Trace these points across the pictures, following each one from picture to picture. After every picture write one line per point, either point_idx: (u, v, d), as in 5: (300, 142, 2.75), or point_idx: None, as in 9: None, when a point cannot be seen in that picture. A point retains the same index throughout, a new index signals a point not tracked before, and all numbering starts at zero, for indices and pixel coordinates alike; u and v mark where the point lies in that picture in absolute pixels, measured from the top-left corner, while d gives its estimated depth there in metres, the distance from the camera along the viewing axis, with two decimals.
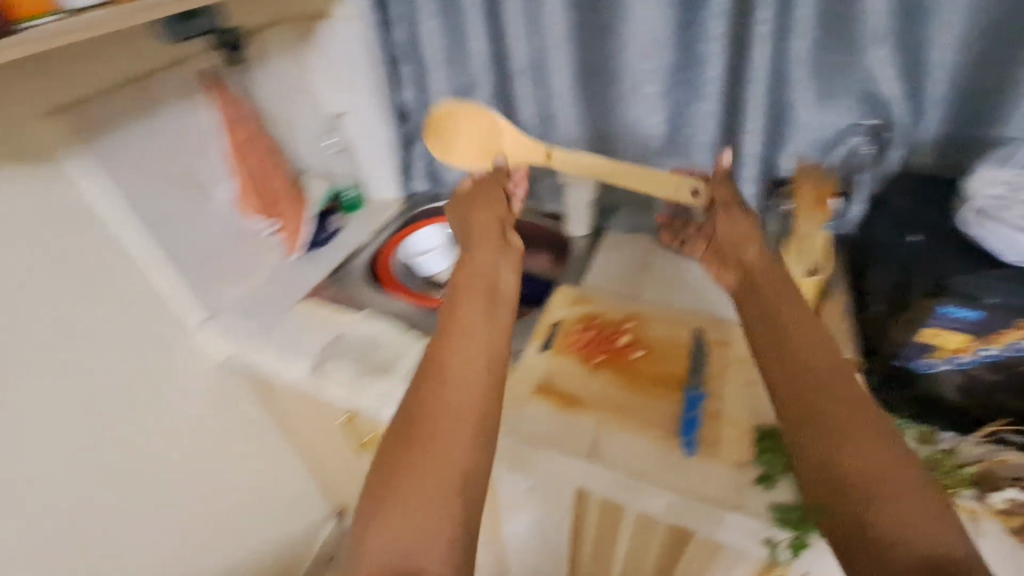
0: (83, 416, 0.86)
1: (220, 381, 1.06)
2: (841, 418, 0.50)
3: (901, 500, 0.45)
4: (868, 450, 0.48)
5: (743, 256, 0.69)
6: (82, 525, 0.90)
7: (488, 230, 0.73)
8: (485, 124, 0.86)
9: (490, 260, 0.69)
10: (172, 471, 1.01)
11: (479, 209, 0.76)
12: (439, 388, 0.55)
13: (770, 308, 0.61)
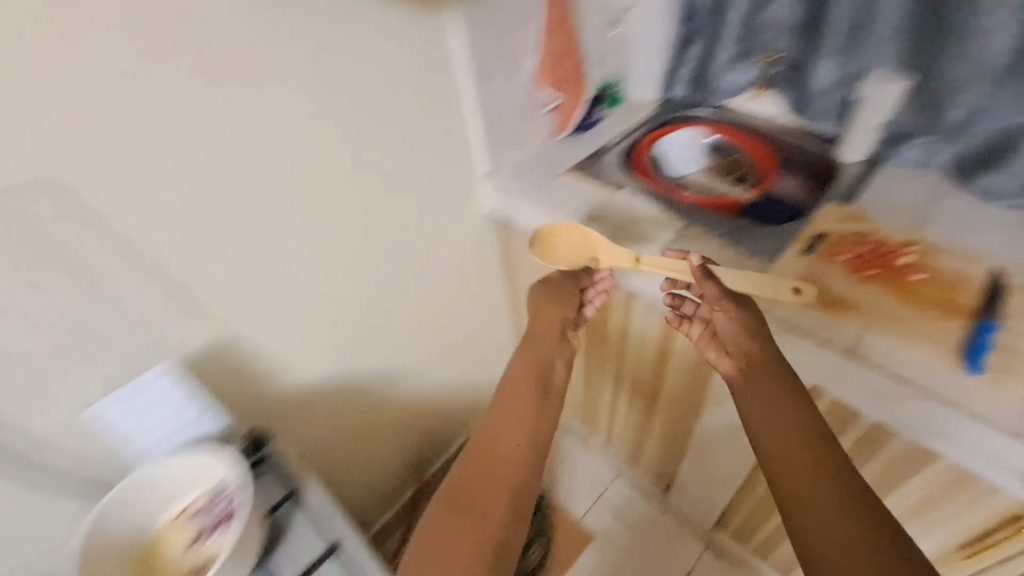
0: (406, 241, 1.03)
1: (484, 235, 1.21)
2: (797, 484, 0.67)
3: (833, 540, 0.61)
4: (821, 508, 0.64)
5: (741, 344, 0.76)
6: (386, 335, 1.09)
7: (550, 323, 0.88)
8: (585, 236, 0.89)
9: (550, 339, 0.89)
10: (438, 306, 1.19)
11: (549, 304, 0.89)
12: (476, 471, 0.80)
13: (756, 404, 0.73)
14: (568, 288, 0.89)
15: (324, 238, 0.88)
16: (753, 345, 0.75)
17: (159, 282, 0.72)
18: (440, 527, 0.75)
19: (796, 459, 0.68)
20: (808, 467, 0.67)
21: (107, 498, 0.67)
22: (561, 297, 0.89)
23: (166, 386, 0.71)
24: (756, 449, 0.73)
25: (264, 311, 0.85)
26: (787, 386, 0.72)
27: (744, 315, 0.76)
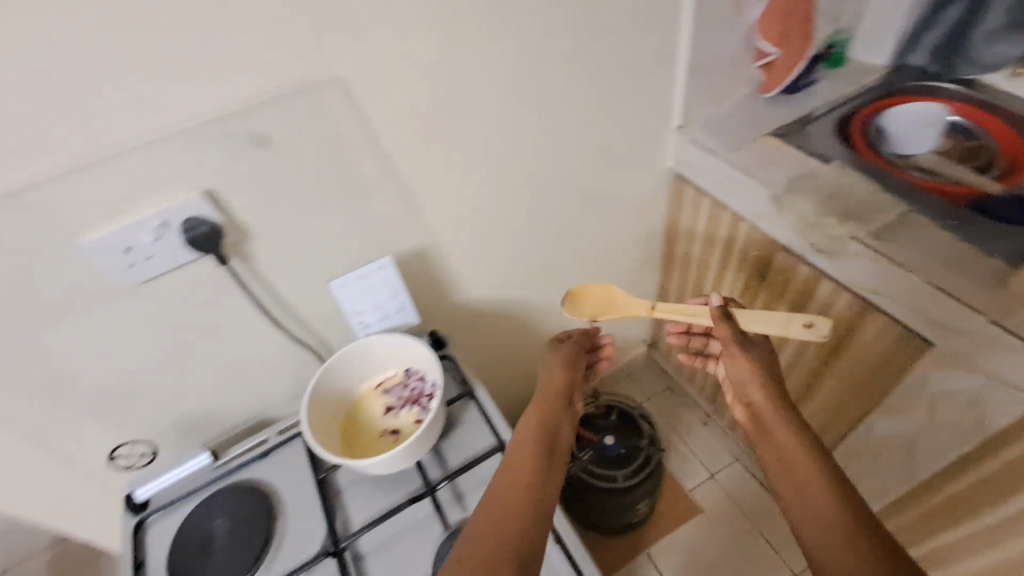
0: (586, 181, 1.05)
1: (655, 188, 1.18)
2: (834, 529, 0.54)
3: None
4: (844, 527, 0.55)
5: (754, 396, 0.71)
6: (545, 269, 1.13)
7: (548, 370, 0.75)
8: (613, 296, 0.83)
9: (556, 371, 0.74)
10: (596, 251, 1.20)
11: (546, 363, 0.76)
12: (494, 500, 0.58)
13: (780, 445, 0.64)
14: (563, 348, 0.78)
15: (520, 166, 0.92)
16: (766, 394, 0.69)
17: (394, 185, 0.79)
18: (486, 509, 0.57)
19: (810, 485, 0.59)
20: (827, 495, 0.57)
21: (335, 357, 0.80)
22: (560, 358, 0.76)
23: (384, 278, 0.81)
24: (777, 492, 0.62)
25: (457, 226, 0.91)
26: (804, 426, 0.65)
27: (746, 357, 0.72)
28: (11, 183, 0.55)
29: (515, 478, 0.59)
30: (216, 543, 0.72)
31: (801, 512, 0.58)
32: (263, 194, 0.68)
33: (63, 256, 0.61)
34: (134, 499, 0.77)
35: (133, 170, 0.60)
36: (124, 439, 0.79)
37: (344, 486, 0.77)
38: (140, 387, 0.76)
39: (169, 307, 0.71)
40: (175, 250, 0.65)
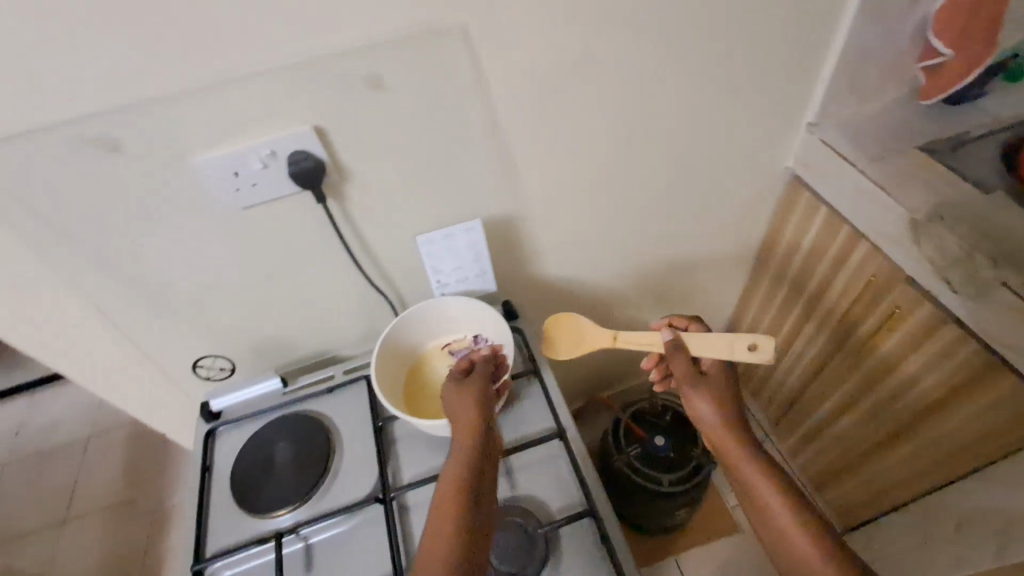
0: (693, 172, 0.97)
1: (766, 190, 1.08)
2: (790, 543, 0.59)
3: None
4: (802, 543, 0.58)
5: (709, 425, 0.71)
6: (628, 257, 1.07)
7: (459, 402, 0.68)
8: (580, 326, 0.78)
9: (467, 402, 0.67)
10: (686, 246, 1.12)
11: (452, 395, 0.69)
12: (437, 519, 0.57)
13: (736, 465, 0.66)
14: (469, 383, 0.70)
15: (625, 144, 0.86)
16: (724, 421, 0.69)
17: (496, 147, 0.76)
18: (432, 532, 0.56)
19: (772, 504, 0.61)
20: (792, 516, 0.60)
21: (411, 310, 0.80)
22: (469, 389, 0.69)
23: (470, 240, 0.81)
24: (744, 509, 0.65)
25: (548, 197, 0.88)
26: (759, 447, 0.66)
27: (700, 390, 0.70)
28: (142, 93, 0.56)
29: (452, 490, 0.58)
30: (276, 464, 0.75)
31: (769, 530, 0.61)
32: (369, 138, 0.67)
33: (177, 172, 0.63)
34: (210, 407, 0.82)
35: (251, 95, 0.60)
36: (210, 352, 0.85)
37: (398, 437, 0.78)
38: (227, 306, 0.80)
39: (264, 235, 0.72)
40: (279, 181, 0.66)
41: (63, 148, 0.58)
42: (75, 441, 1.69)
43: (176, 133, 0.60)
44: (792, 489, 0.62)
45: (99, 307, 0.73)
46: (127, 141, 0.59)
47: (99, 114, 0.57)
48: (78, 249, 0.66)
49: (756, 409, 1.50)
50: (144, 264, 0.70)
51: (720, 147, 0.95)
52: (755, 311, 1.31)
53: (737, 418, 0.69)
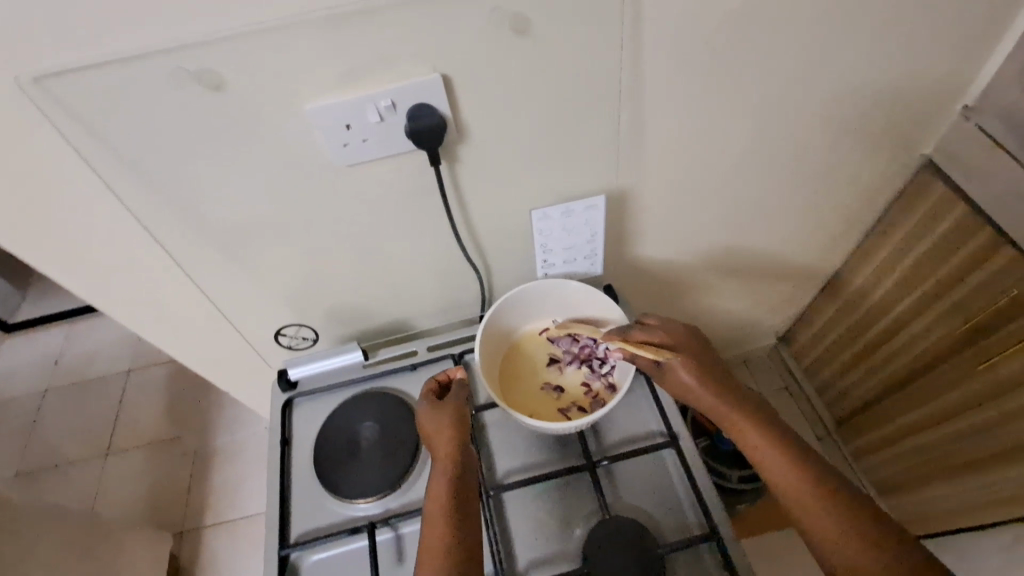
0: (825, 151, 0.86)
1: (892, 176, 0.97)
2: (789, 479, 0.55)
3: (836, 519, 0.51)
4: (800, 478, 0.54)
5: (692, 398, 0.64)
6: (729, 238, 0.97)
7: (432, 420, 0.65)
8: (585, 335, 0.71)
9: (443, 422, 0.64)
10: (791, 232, 1.02)
11: (425, 416, 0.66)
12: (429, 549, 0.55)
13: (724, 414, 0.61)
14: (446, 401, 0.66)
15: (765, 119, 0.75)
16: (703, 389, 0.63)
17: (631, 110, 0.65)
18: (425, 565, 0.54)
19: (765, 453, 0.57)
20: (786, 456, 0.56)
21: (513, 293, 0.74)
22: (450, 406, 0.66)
23: (589, 219, 0.73)
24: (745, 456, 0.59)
25: (668, 175, 0.78)
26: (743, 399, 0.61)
27: (675, 366, 0.64)
28: (261, 23, 0.47)
29: (437, 520, 0.56)
30: (362, 446, 0.71)
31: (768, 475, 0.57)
32: (501, 95, 0.57)
33: (281, 121, 0.54)
34: (287, 375, 0.77)
35: (381, 34, 0.50)
36: (292, 323, 0.78)
37: (490, 427, 0.73)
38: (314, 273, 0.72)
39: (366, 198, 0.64)
40: (394, 138, 0.57)
41: (161, 83, 0.49)
42: (116, 375, 1.66)
43: (291, 74, 0.51)
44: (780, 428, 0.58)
45: (180, 265, 0.66)
46: (233, 80, 0.50)
47: (206, 44, 0.47)
48: (164, 200, 0.58)
49: (819, 405, 1.41)
50: (233, 222, 0.62)
51: (861, 129, 0.84)
52: (841, 306, 1.23)
53: (718, 377, 0.63)
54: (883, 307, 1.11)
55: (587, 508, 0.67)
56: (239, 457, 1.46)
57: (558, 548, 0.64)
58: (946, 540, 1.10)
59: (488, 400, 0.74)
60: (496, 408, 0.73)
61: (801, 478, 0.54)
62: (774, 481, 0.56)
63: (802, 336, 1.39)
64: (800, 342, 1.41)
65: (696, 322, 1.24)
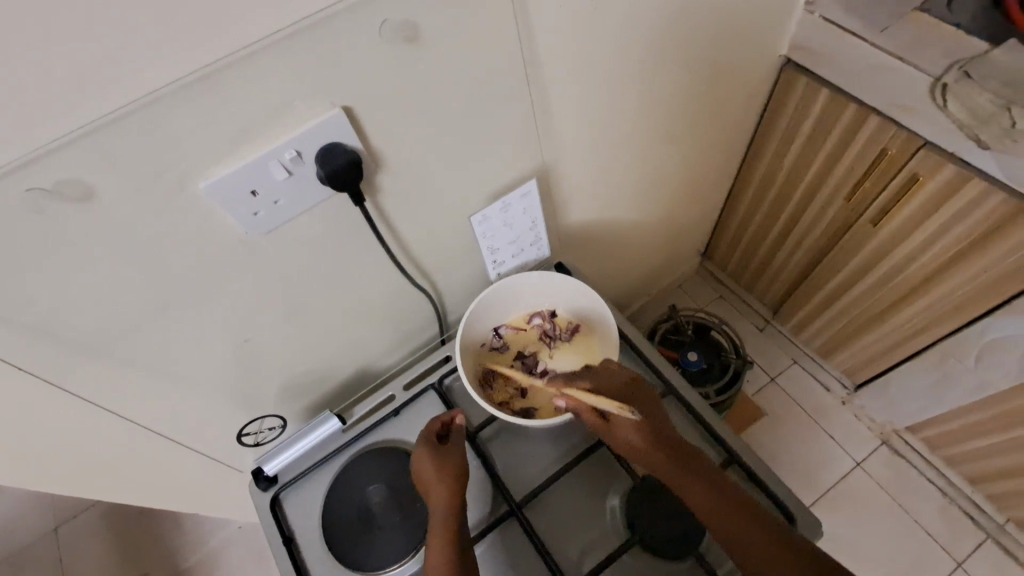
0: (707, 76, 0.89)
1: (763, 81, 1.04)
2: (717, 501, 0.55)
3: (762, 545, 0.52)
4: (723, 500, 0.55)
5: (626, 434, 0.58)
6: (642, 178, 1.00)
7: (434, 471, 0.61)
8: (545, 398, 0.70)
9: (446, 476, 0.61)
10: (690, 156, 1.07)
11: (427, 465, 0.62)
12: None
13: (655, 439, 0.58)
14: (451, 452, 0.63)
15: (651, 63, 0.76)
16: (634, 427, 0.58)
17: (534, 88, 0.63)
18: None
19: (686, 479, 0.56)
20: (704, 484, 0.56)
21: (476, 301, 0.72)
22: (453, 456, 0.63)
23: (525, 206, 0.73)
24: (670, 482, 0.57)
25: (579, 137, 0.77)
26: (657, 425, 0.59)
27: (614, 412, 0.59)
28: (120, 109, 0.39)
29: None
30: (375, 512, 0.66)
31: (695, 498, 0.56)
32: (405, 114, 0.53)
33: (177, 210, 0.46)
34: (264, 472, 0.69)
35: (263, 83, 0.43)
36: (252, 415, 0.70)
37: (495, 442, 0.70)
38: (257, 358, 0.64)
39: (296, 260, 0.57)
40: (308, 188, 0.51)
41: (15, 213, 0.40)
42: (40, 537, 1.41)
43: (172, 157, 0.43)
44: (688, 451, 0.58)
45: (102, 403, 0.56)
46: (103, 181, 0.41)
47: (57, 149, 0.38)
48: (59, 341, 0.48)
49: (751, 301, 1.54)
50: (154, 337, 0.53)
51: (732, 47, 0.87)
52: (747, 208, 1.33)
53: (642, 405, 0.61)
54: (784, 198, 1.21)
55: (615, 479, 0.66)
56: (226, 563, 1.31)
57: (603, 529, 0.64)
58: (888, 377, 1.25)
59: (485, 417, 0.72)
60: (495, 422, 0.71)
61: (723, 506, 0.54)
62: (701, 504, 0.55)
63: (721, 246, 1.49)
64: (720, 252, 1.52)
65: (630, 266, 1.28)
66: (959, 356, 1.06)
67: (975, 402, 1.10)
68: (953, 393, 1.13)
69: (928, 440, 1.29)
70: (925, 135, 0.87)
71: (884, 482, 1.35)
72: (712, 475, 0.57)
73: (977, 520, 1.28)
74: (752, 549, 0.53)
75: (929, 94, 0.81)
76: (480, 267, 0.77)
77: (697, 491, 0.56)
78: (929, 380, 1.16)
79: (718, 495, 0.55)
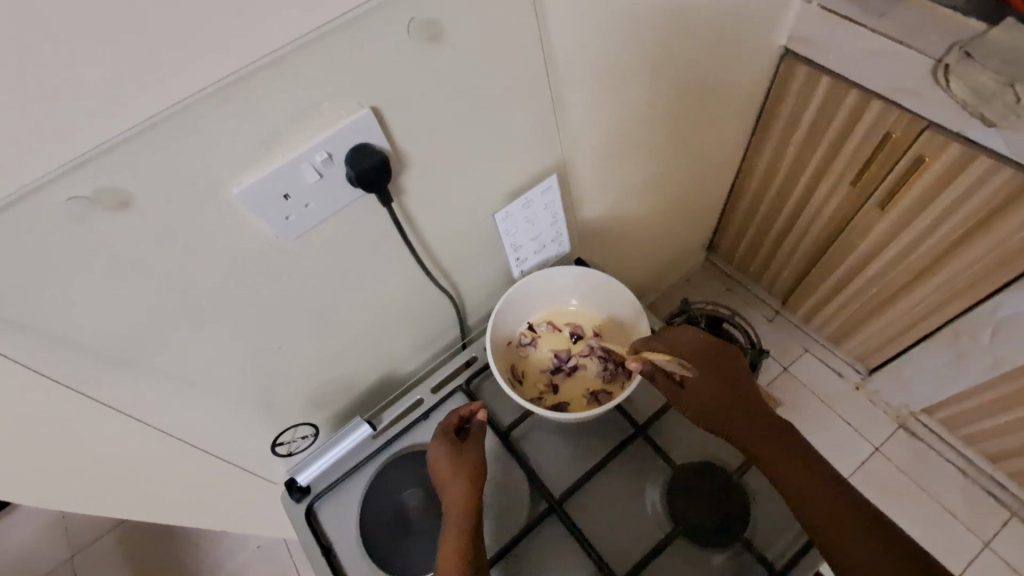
0: (712, 69, 0.90)
1: (763, 72, 1.05)
2: (786, 464, 0.58)
3: (825, 506, 0.55)
4: (793, 461, 0.58)
5: (697, 398, 0.62)
6: (652, 173, 1.01)
7: (450, 467, 0.61)
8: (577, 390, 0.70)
9: (463, 474, 0.61)
10: (695, 150, 1.08)
11: (444, 461, 0.62)
12: None
13: (727, 403, 0.62)
14: (468, 449, 0.63)
15: (657, 58, 0.76)
16: (709, 393, 0.62)
17: (551, 85, 0.63)
18: None
19: (757, 444, 0.60)
20: (779, 447, 0.59)
21: (505, 296, 0.73)
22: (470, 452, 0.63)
23: (546, 202, 0.73)
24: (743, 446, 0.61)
25: (593, 134, 0.77)
26: (727, 390, 0.63)
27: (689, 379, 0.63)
28: (165, 110, 0.39)
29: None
30: (412, 516, 0.66)
31: (769, 460, 0.59)
32: (427, 112, 0.53)
33: (215, 216, 0.46)
34: (297, 483, 0.68)
35: (296, 83, 0.43)
36: (282, 425, 0.70)
37: (528, 440, 0.70)
38: (285, 366, 0.64)
39: (324, 265, 0.58)
40: (339, 190, 0.52)
41: (56, 223, 0.39)
42: (54, 568, 1.37)
43: (207, 161, 0.43)
44: (765, 417, 0.61)
45: (142, 415, 0.56)
46: (140, 189, 0.41)
47: (98, 156, 0.38)
48: (92, 356, 0.48)
49: (760, 292, 1.55)
50: (186, 348, 0.53)
51: (734, 40, 0.88)
52: (751, 199, 1.33)
53: (717, 369, 0.64)
54: (788, 186, 1.22)
55: (652, 470, 0.66)
56: None
57: (644, 520, 0.63)
58: (901, 360, 1.26)
59: (516, 417, 0.71)
60: (526, 420, 0.71)
61: (794, 465, 0.58)
62: (772, 466, 0.59)
63: (727, 239, 1.50)
64: (726, 245, 1.53)
65: (640, 263, 1.29)
66: (972, 333, 1.06)
67: (991, 379, 1.10)
68: (967, 372, 1.13)
69: (944, 420, 1.29)
70: (928, 116, 0.88)
71: (904, 465, 1.36)
72: (785, 438, 0.60)
73: (999, 498, 1.29)
74: (815, 512, 0.55)
75: (931, 75, 0.82)
76: (504, 265, 0.78)
77: (769, 452, 0.59)
78: (942, 360, 1.16)
79: (787, 456, 0.58)
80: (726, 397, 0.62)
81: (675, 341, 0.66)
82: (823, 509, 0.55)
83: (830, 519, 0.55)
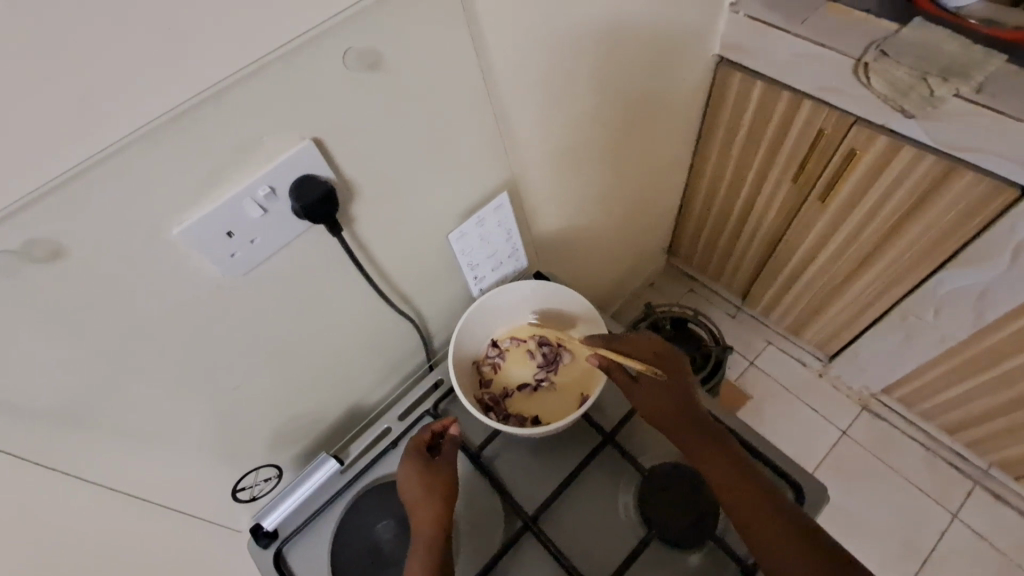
0: (652, 80, 0.93)
1: (701, 80, 1.10)
2: (727, 475, 0.56)
3: (764, 520, 0.52)
4: (732, 471, 0.56)
5: (645, 396, 0.62)
6: (604, 182, 1.04)
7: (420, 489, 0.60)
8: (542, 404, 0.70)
9: (434, 493, 0.60)
10: (643, 158, 1.12)
11: (414, 481, 0.61)
12: None
13: (670, 407, 0.61)
14: (440, 466, 0.62)
15: (596, 73, 0.79)
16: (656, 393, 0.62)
17: (493, 105, 0.64)
18: None
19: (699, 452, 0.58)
20: (719, 453, 0.57)
21: (466, 316, 0.73)
22: (441, 475, 0.61)
23: (500, 219, 0.74)
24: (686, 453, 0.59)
25: (541, 150, 0.79)
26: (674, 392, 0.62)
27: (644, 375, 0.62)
28: (96, 155, 0.38)
29: None
30: (386, 550, 0.64)
31: (709, 466, 0.57)
32: (371, 140, 0.53)
33: (155, 260, 0.45)
34: (263, 528, 0.66)
35: (233, 121, 0.43)
36: (243, 468, 0.68)
37: (499, 460, 0.69)
38: (243, 409, 0.62)
39: (275, 302, 0.56)
40: (285, 223, 0.51)
41: None
42: None
43: (143, 205, 0.42)
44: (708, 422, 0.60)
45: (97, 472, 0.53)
46: (73, 237, 0.40)
47: (26, 206, 0.37)
48: (34, 415, 0.45)
49: (720, 290, 1.60)
50: (135, 398, 0.51)
51: (670, 50, 0.92)
52: (702, 202, 1.38)
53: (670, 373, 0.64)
54: (735, 187, 1.26)
55: (624, 477, 0.67)
56: None
57: (618, 528, 0.64)
58: (857, 344, 1.31)
59: (485, 436, 0.71)
60: (495, 439, 0.70)
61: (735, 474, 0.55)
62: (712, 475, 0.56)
63: (684, 242, 1.54)
64: (683, 248, 1.57)
65: (600, 271, 1.31)
66: (918, 313, 1.11)
67: (939, 355, 1.16)
68: (917, 351, 1.19)
69: (902, 399, 1.35)
70: (854, 112, 0.93)
71: (870, 445, 1.41)
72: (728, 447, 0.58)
73: (962, 469, 1.35)
74: (752, 524, 0.52)
75: (854, 74, 0.87)
76: (463, 285, 0.78)
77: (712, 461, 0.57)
78: (894, 341, 1.22)
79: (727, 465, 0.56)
80: (670, 397, 0.61)
81: (634, 344, 0.66)
82: (762, 517, 0.52)
83: (749, 512, 0.53)
